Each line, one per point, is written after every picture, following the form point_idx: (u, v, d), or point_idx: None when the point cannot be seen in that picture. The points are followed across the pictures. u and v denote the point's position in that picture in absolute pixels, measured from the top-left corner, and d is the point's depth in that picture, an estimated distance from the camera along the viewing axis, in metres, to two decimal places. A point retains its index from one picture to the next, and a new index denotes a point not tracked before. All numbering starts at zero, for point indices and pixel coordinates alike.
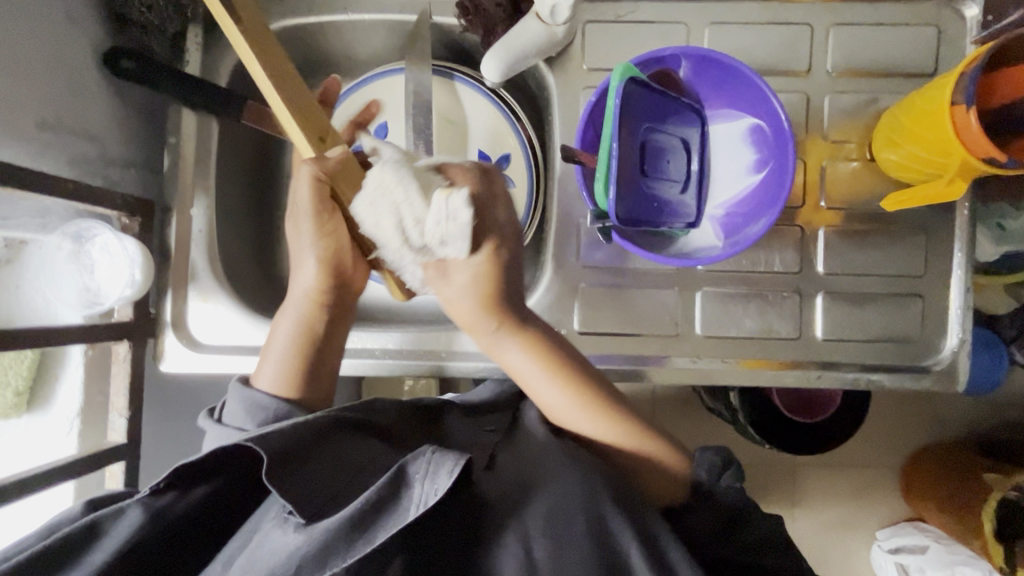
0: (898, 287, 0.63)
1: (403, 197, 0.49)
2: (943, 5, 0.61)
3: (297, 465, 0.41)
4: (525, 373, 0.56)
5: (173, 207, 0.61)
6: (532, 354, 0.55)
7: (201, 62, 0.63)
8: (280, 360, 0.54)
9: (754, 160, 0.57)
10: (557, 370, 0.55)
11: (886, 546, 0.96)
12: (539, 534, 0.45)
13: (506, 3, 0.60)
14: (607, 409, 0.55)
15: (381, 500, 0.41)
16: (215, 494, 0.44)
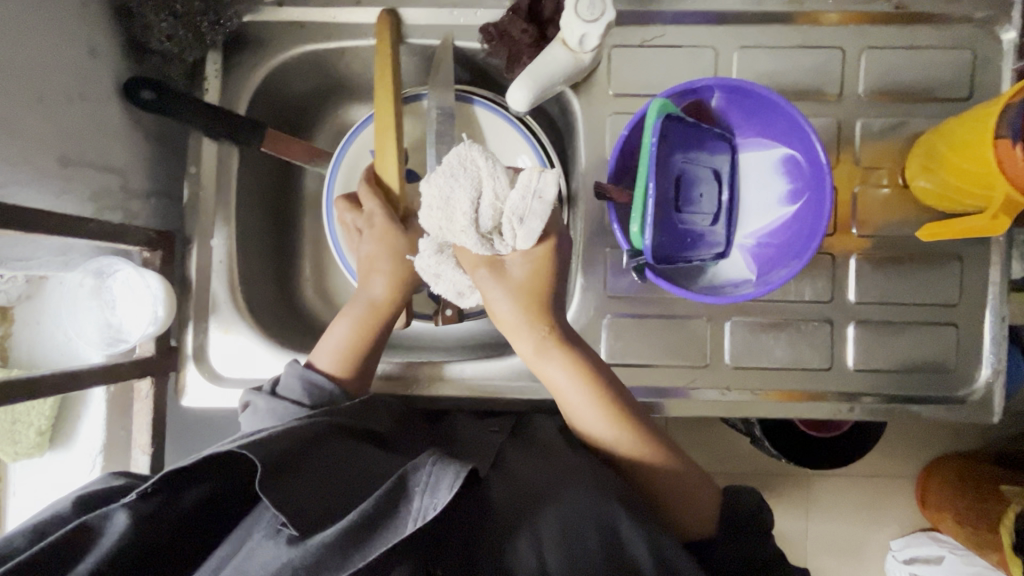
0: (933, 315, 0.61)
1: (489, 174, 0.49)
2: (980, 27, 0.59)
3: (292, 472, 0.42)
4: (561, 390, 0.54)
5: (194, 239, 0.60)
6: (574, 371, 0.53)
7: (221, 89, 0.62)
8: (340, 354, 0.56)
9: (786, 190, 0.55)
10: (598, 387, 0.53)
11: (900, 556, 0.97)
12: (548, 542, 0.44)
13: (532, 29, 0.57)
14: (645, 438, 0.53)
15: (378, 512, 0.41)
16: (207, 496, 0.44)
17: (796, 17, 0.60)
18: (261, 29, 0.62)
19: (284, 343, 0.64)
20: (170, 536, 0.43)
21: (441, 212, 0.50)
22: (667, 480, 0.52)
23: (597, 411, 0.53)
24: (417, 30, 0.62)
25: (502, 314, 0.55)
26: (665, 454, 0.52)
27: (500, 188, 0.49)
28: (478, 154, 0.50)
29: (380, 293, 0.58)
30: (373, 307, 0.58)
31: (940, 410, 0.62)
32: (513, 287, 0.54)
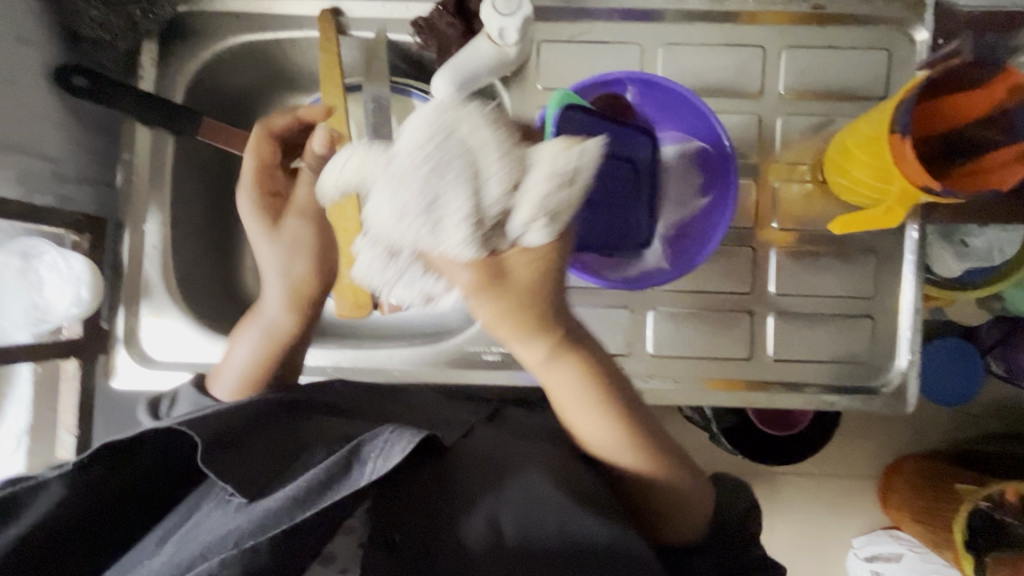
0: (850, 308, 0.63)
1: (490, 155, 0.35)
2: (893, 28, 0.62)
3: (238, 447, 0.42)
4: (563, 396, 0.45)
5: (127, 224, 0.61)
6: (579, 381, 0.44)
7: (157, 78, 0.63)
8: (247, 369, 0.56)
9: (699, 184, 0.57)
10: (607, 396, 0.45)
11: (861, 554, 0.98)
12: (509, 517, 0.43)
13: (459, 22, 0.59)
14: (646, 448, 0.46)
15: (329, 477, 0.40)
16: (144, 469, 0.43)
17: (718, 17, 0.62)
18: (197, 20, 0.63)
19: (219, 328, 0.65)
20: (109, 505, 0.43)
21: (402, 217, 0.35)
22: (668, 486, 0.47)
23: (597, 415, 0.45)
24: (351, 22, 0.63)
25: (499, 318, 0.40)
26: (666, 462, 0.46)
27: (504, 177, 0.35)
28: (460, 123, 0.35)
29: (278, 316, 0.57)
30: (273, 328, 0.57)
31: (858, 400, 0.63)
32: (500, 291, 0.39)
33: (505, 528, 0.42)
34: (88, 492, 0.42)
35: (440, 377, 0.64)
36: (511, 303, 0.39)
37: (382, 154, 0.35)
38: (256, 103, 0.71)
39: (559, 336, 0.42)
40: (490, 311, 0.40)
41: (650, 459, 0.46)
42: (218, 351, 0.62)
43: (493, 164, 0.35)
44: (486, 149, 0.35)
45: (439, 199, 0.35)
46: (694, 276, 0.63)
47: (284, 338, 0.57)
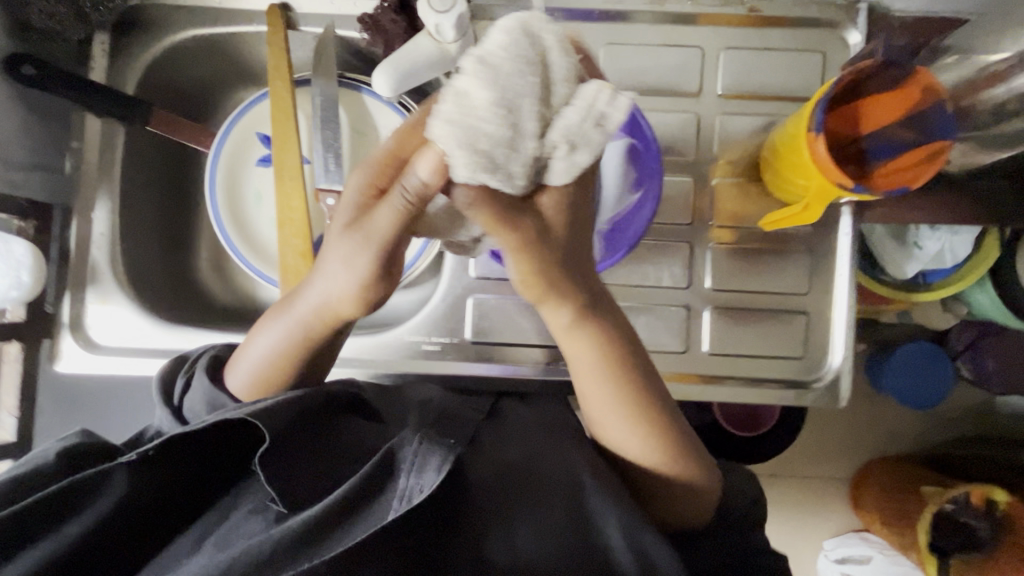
0: (782, 304, 0.64)
1: (550, 86, 0.38)
2: (827, 32, 0.63)
3: (283, 451, 0.44)
4: (577, 361, 0.50)
5: (75, 211, 0.63)
6: (593, 347, 0.49)
7: (109, 69, 0.64)
8: (268, 359, 0.52)
9: (630, 178, 0.58)
10: (619, 372, 0.49)
11: (832, 556, 1.00)
12: (527, 533, 0.45)
13: (402, 19, 0.61)
14: (660, 426, 0.50)
15: (364, 488, 0.44)
16: (195, 462, 0.46)
17: (659, 18, 0.64)
18: (150, 13, 0.64)
19: (166, 315, 0.66)
20: (159, 498, 0.45)
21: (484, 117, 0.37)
22: (673, 476, 0.50)
23: (609, 397, 0.49)
24: (300, 18, 0.65)
25: (533, 276, 0.45)
26: (680, 454, 0.50)
27: (554, 105, 0.38)
28: (543, 40, 0.38)
29: (323, 322, 0.51)
30: (309, 333, 0.51)
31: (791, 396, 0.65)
32: (532, 245, 0.44)
33: (518, 536, 0.45)
34: (143, 485, 0.44)
35: (384, 368, 0.65)
36: (542, 257, 0.44)
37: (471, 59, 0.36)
38: (210, 95, 0.72)
39: (583, 302, 0.48)
40: (521, 276, 0.45)
41: (657, 438, 0.49)
42: (161, 337, 0.63)
43: (551, 91, 0.38)
44: (548, 80, 0.38)
45: (518, 100, 0.37)
46: (631, 271, 0.64)
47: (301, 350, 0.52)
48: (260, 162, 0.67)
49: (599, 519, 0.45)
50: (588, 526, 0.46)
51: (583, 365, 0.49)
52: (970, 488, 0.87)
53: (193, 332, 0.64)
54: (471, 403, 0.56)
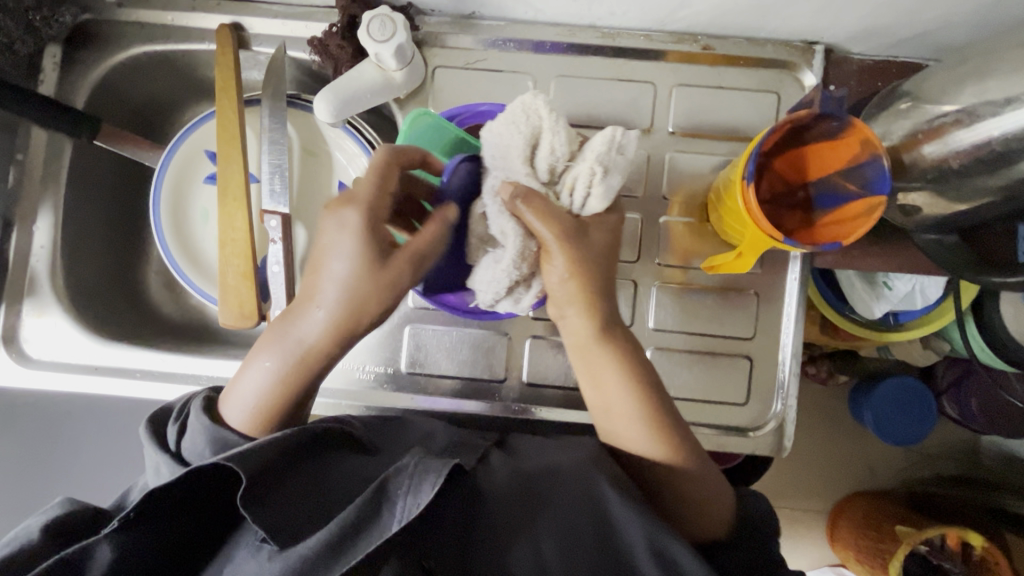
0: (726, 347, 0.63)
1: (553, 126, 0.47)
2: (783, 73, 0.62)
3: (273, 483, 0.43)
4: (589, 392, 0.53)
5: (15, 222, 0.62)
6: (626, 373, 0.51)
7: (59, 82, 0.64)
8: (263, 398, 0.50)
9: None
10: (638, 381, 0.52)
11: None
12: (548, 552, 0.45)
13: (348, 43, 0.60)
14: (666, 433, 0.51)
15: (362, 517, 0.42)
16: (183, 510, 0.44)
17: (613, 52, 0.63)
18: (102, 27, 0.64)
19: (108, 330, 0.66)
20: (165, 553, 0.43)
21: (511, 158, 0.48)
22: (697, 480, 0.51)
23: (633, 409, 0.51)
24: (253, 38, 0.65)
25: (578, 288, 0.50)
26: (686, 452, 0.51)
27: (560, 140, 0.48)
28: (538, 109, 0.48)
29: (319, 346, 0.49)
30: (309, 356, 0.49)
31: (731, 441, 0.64)
32: (579, 258, 0.49)
33: (542, 544, 0.45)
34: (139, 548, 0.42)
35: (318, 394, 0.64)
36: (585, 258, 0.49)
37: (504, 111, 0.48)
38: (166, 110, 0.72)
39: (602, 319, 0.52)
40: (563, 287, 0.50)
41: (670, 439, 0.51)
42: (99, 352, 0.63)
43: (554, 130, 0.47)
44: (550, 124, 0.47)
45: (530, 136, 0.48)
46: None
47: (303, 385, 0.50)
48: (206, 179, 0.67)
49: (619, 522, 0.46)
50: (610, 535, 0.46)
51: (618, 390, 0.52)
52: (945, 530, 0.86)
53: (131, 349, 0.63)
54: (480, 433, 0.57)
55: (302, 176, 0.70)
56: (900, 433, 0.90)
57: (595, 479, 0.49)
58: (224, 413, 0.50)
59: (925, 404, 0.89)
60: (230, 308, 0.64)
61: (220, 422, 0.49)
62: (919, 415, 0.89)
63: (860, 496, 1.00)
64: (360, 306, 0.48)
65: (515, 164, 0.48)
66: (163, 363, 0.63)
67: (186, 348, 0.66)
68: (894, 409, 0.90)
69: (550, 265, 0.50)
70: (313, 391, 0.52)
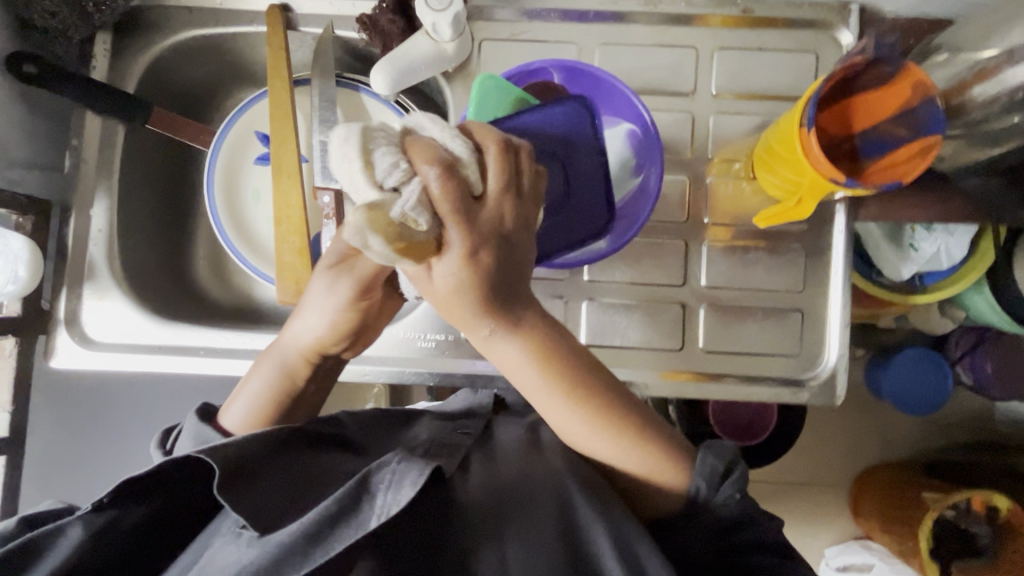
0: (778, 301, 0.65)
1: (353, 160, 0.32)
2: (820, 32, 0.64)
3: (250, 478, 0.44)
4: (519, 374, 0.45)
5: (73, 207, 0.63)
6: (529, 356, 0.44)
7: (110, 68, 0.65)
8: (256, 404, 0.53)
9: (634, 164, 0.58)
10: (566, 382, 0.45)
11: (833, 564, 0.98)
12: (513, 551, 0.46)
13: (399, 18, 0.62)
14: (635, 431, 0.47)
15: (342, 509, 0.43)
16: (157, 511, 0.45)
17: (654, 20, 0.65)
18: (151, 13, 0.65)
19: (165, 313, 0.66)
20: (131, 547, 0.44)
21: (342, 170, 0.33)
22: (652, 464, 0.47)
23: (557, 398, 0.45)
24: (300, 19, 0.66)
25: (450, 305, 0.40)
26: (659, 454, 0.47)
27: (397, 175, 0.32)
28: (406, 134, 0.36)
29: (292, 364, 0.53)
30: (285, 378, 0.53)
31: (789, 394, 0.64)
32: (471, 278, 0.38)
33: (509, 545, 0.46)
34: (105, 538, 0.43)
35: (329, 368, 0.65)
36: (469, 282, 0.38)
37: (331, 139, 0.33)
38: (210, 94, 0.72)
39: (496, 318, 0.41)
40: (433, 300, 0.40)
41: (626, 431, 0.47)
42: (161, 334, 0.63)
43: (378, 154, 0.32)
44: (353, 153, 0.32)
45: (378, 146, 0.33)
46: (627, 268, 0.65)
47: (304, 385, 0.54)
48: (258, 160, 0.68)
49: (586, 528, 0.47)
50: (579, 541, 0.47)
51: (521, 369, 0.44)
52: (970, 494, 0.86)
53: (191, 328, 0.63)
54: (460, 428, 0.56)
55: None
56: (911, 403, 0.93)
57: (563, 479, 0.49)
58: (220, 411, 0.54)
59: (944, 376, 0.92)
60: (288, 285, 0.64)
61: (213, 422, 0.53)
62: (942, 387, 0.91)
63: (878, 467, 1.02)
64: (335, 329, 0.51)
65: (346, 175, 0.33)
66: (224, 340, 0.63)
67: (244, 327, 0.67)
68: (909, 380, 0.93)
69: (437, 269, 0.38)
70: (317, 391, 0.56)
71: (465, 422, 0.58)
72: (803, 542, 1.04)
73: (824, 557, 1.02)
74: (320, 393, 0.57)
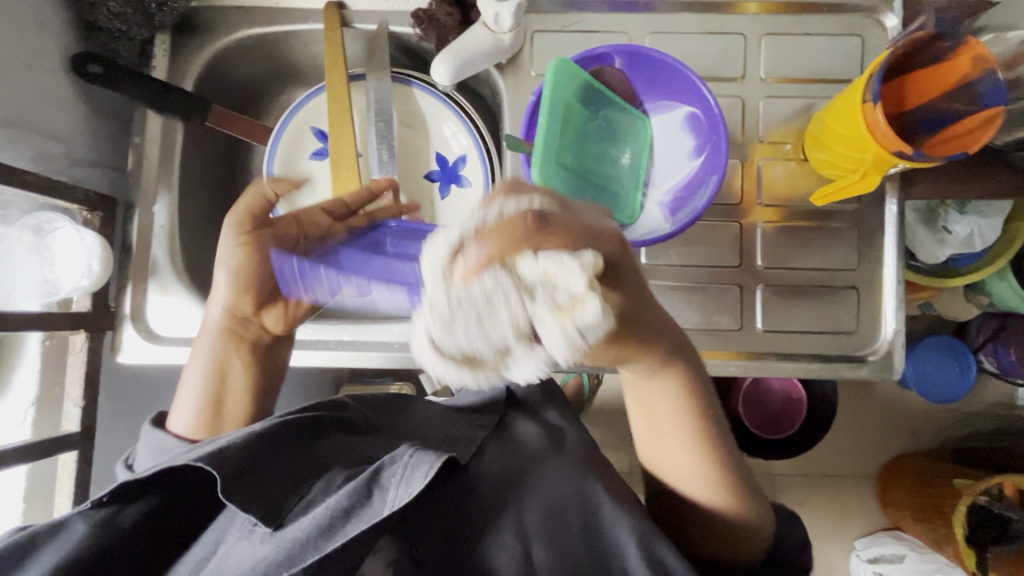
0: (833, 281, 0.65)
1: (485, 321, 0.28)
2: (865, 16, 0.66)
3: (251, 477, 0.45)
4: (662, 402, 0.46)
5: (136, 204, 0.64)
6: (675, 391, 0.46)
7: (169, 66, 0.66)
8: (195, 399, 0.57)
9: (693, 145, 0.59)
10: (702, 421, 0.47)
11: (864, 555, 0.99)
12: (535, 534, 0.50)
13: (456, 12, 0.63)
14: (723, 476, 0.48)
15: (353, 504, 0.43)
16: (156, 507, 0.46)
17: (702, 8, 0.66)
18: (208, 13, 0.66)
19: None
20: (124, 549, 0.44)
21: (498, 320, 0.28)
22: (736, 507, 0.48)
23: (690, 438, 0.47)
24: (355, 15, 0.67)
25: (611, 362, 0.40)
26: (741, 496, 0.48)
27: (506, 324, 0.28)
28: (453, 334, 0.29)
29: (207, 334, 0.60)
30: (210, 372, 0.58)
31: (848, 371, 0.65)
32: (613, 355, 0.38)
33: (532, 541, 0.49)
34: (107, 533, 0.44)
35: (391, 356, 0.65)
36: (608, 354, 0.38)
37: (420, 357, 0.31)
38: (262, 93, 0.73)
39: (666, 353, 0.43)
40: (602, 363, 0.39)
41: (729, 481, 0.48)
42: None
43: (493, 329, 0.29)
44: (463, 324, 0.29)
45: (498, 337, 0.29)
46: (684, 251, 0.66)
47: (229, 351, 0.60)
48: (313, 155, 0.69)
49: (610, 530, 0.50)
50: (601, 540, 0.50)
51: (666, 408, 0.46)
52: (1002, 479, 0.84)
53: None
54: (474, 420, 0.57)
55: (402, 149, 0.71)
56: (941, 394, 0.95)
57: (589, 483, 0.52)
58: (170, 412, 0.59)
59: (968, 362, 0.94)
60: None
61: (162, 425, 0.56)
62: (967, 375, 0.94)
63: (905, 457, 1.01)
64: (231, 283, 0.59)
65: (502, 324, 0.28)
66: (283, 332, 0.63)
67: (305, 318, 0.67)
68: (937, 373, 0.94)
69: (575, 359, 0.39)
70: (245, 371, 0.60)
71: (478, 415, 0.58)
72: (843, 528, 1.04)
73: (854, 549, 1.02)
74: (261, 378, 0.61)
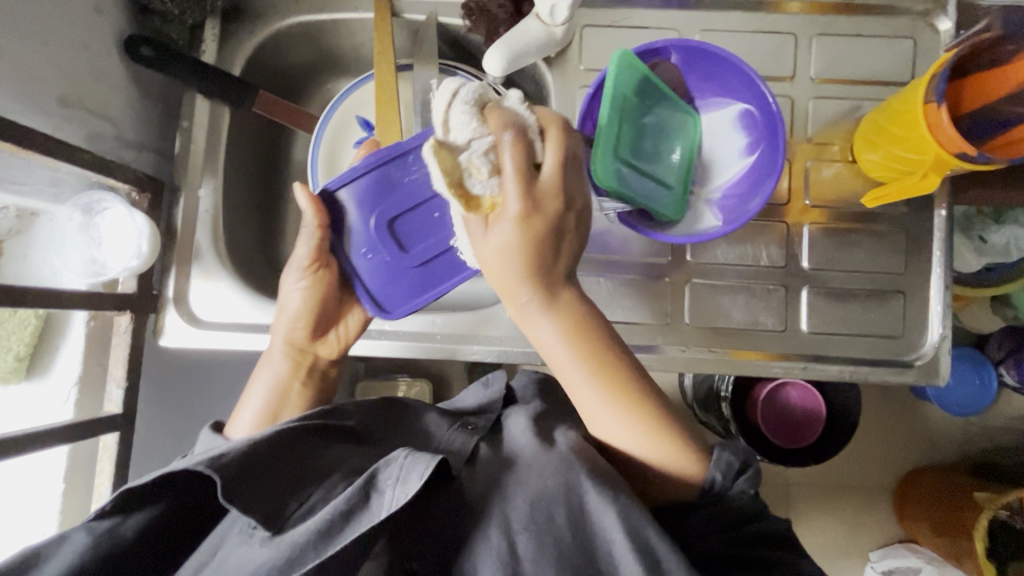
0: (879, 284, 0.65)
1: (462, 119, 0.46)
2: (917, 19, 0.65)
3: (246, 478, 0.43)
4: (550, 351, 0.49)
5: (182, 188, 0.63)
6: (567, 334, 0.48)
7: (218, 51, 0.66)
8: (257, 420, 0.58)
9: (745, 143, 0.59)
10: (610, 376, 0.49)
11: (879, 567, 0.98)
12: (522, 531, 0.46)
13: (508, 4, 0.63)
14: (642, 411, 0.49)
15: (351, 508, 0.42)
16: (160, 515, 0.44)
17: (754, 6, 0.66)
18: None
19: (263, 295, 0.66)
20: (129, 558, 0.43)
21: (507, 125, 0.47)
22: (673, 453, 0.49)
23: (612, 404, 0.49)
24: (404, 5, 0.67)
25: (510, 269, 0.47)
26: (681, 444, 0.49)
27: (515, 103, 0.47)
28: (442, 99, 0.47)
29: (276, 357, 0.59)
30: (277, 392, 0.59)
31: (893, 375, 0.64)
32: (527, 229, 0.45)
33: (518, 536, 0.46)
34: (110, 544, 0.42)
35: (437, 350, 0.64)
36: (533, 235, 0.46)
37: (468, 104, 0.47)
38: (306, 82, 0.73)
39: (579, 310, 0.49)
40: (487, 261, 0.48)
41: (658, 432, 0.49)
42: (262, 315, 0.63)
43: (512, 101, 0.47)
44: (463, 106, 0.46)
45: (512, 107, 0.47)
46: (729, 250, 0.65)
47: (292, 382, 0.59)
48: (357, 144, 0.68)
49: (600, 528, 0.46)
50: (591, 536, 0.46)
51: (551, 335, 0.49)
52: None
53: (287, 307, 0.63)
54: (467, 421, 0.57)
55: None
56: (961, 406, 0.94)
57: (576, 470, 0.48)
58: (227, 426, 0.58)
59: (989, 377, 0.93)
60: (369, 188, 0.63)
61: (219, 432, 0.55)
62: (989, 391, 0.93)
63: (923, 468, 0.99)
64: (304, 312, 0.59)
65: (522, 115, 0.46)
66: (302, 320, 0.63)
67: None
68: (960, 388, 0.93)
69: (495, 228, 0.46)
70: (309, 397, 0.61)
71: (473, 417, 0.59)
72: (866, 539, 1.03)
73: (869, 562, 1.01)
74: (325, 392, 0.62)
